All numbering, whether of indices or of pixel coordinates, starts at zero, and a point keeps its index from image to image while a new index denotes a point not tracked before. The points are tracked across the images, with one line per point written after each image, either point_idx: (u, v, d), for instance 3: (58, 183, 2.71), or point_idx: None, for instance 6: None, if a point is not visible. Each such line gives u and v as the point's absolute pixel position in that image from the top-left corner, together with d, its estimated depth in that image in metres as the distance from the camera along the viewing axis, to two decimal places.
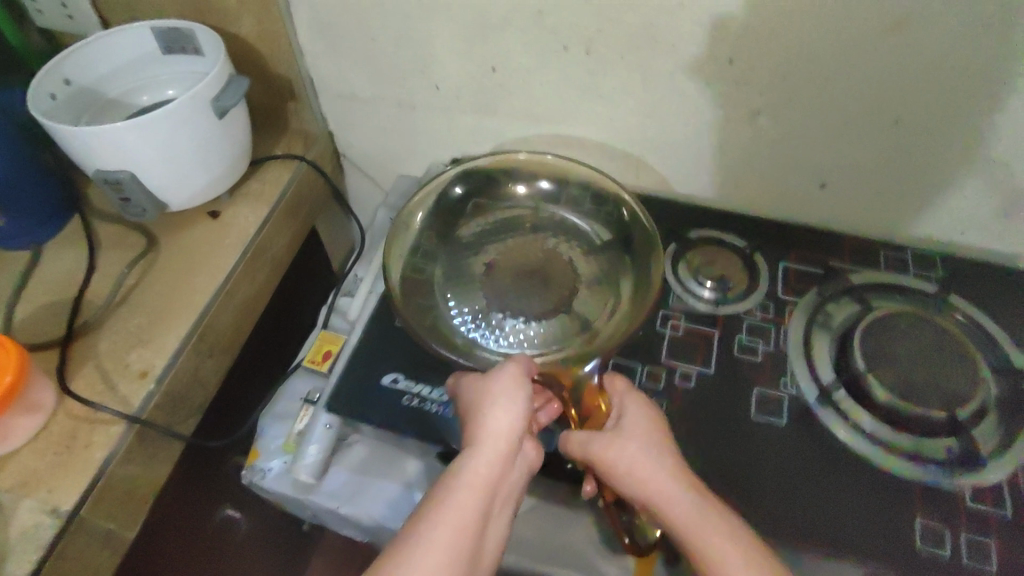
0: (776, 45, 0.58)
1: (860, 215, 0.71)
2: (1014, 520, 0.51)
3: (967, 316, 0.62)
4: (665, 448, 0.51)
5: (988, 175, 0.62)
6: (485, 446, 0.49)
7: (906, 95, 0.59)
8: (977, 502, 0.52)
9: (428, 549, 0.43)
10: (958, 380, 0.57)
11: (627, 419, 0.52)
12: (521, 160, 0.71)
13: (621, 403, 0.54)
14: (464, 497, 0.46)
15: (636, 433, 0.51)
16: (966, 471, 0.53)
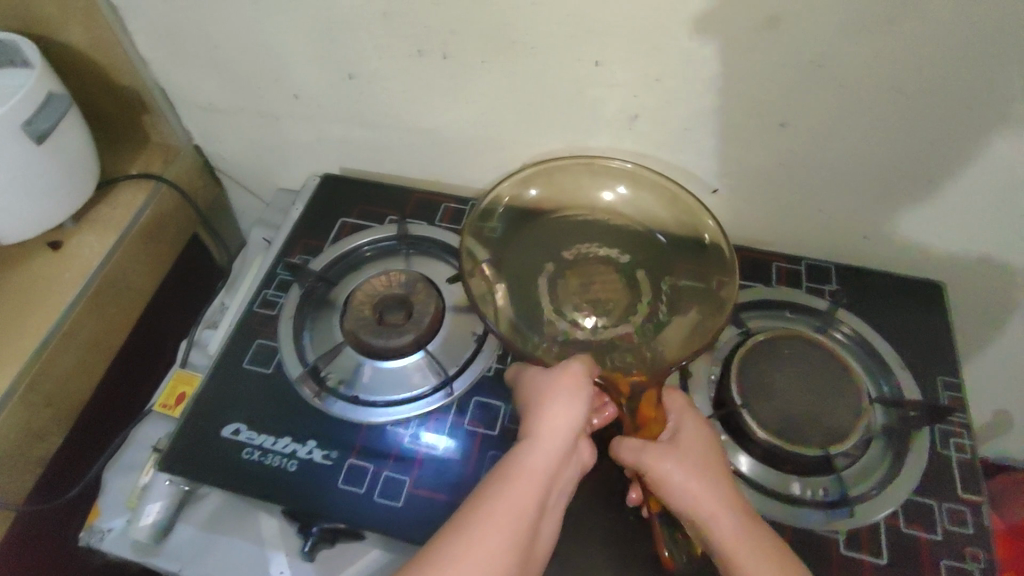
0: (644, 47, 0.54)
1: (762, 225, 0.68)
2: (890, 567, 0.48)
3: (851, 332, 0.60)
4: (717, 466, 0.49)
5: (973, 156, 0.55)
6: (544, 441, 0.48)
7: (790, 100, 0.55)
8: (851, 549, 0.49)
9: (480, 537, 0.44)
10: (842, 414, 0.53)
11: (682, 433, 0.50)
12: (613, 166, 0.63)
13: (680, 418, 0.51)
14: (517, 489, 0.46)
15: (689, 448, 0.49)
16: (839, 515, 0.50)
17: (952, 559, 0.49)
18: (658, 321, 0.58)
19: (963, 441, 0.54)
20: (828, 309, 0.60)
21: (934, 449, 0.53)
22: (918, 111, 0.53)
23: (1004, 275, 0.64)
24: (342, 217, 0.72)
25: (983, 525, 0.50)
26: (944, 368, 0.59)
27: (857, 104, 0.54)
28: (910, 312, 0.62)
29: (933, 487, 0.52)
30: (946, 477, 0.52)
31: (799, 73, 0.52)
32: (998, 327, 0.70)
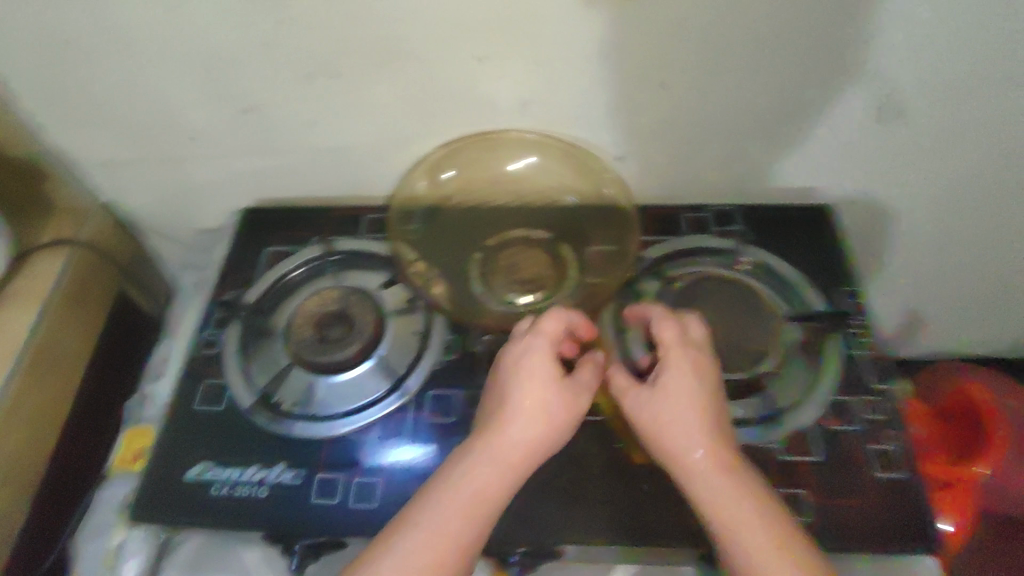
0: (521, 34, 0.57)
1: (665, 181, 0.72)
2: (824, 463, 0.52)
3: (758, 262, 0.64)
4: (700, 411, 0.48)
5: (829, 86, 0.60)
6: (517, 423, 0.49)
7: (664, 61, 0.59)
8: (788, 453, 0.53)
9: (434, 525, 0.45)
10: (758, 338, 0.59)
11: (667, 370, 0.50)
12: (503, 137, 0.65)
13: (668, 353, 0.51)
14: (482, 477, 0.47)
15: (675, 394, 0.49)
16: (774, 427, 0.54)
17: (875, 444, 0.53)
18: (587, 283, 0.62)
19: (870, 342, 0.59)
20: (736, 248, 0.65)
21: (846, 353, 0.59)
22: (776, 53, 0.58)
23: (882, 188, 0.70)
24: (266, 247, 0.73)
25: (895, 411, 0.55)
26: (845, 282, 0.64)
27: (724, 55, 0.58)
28: (808, 236, 0.68)
29: (852, 385, 0.57)
30: (858, 374, 0.57)
31: (665, 35, 0.57)
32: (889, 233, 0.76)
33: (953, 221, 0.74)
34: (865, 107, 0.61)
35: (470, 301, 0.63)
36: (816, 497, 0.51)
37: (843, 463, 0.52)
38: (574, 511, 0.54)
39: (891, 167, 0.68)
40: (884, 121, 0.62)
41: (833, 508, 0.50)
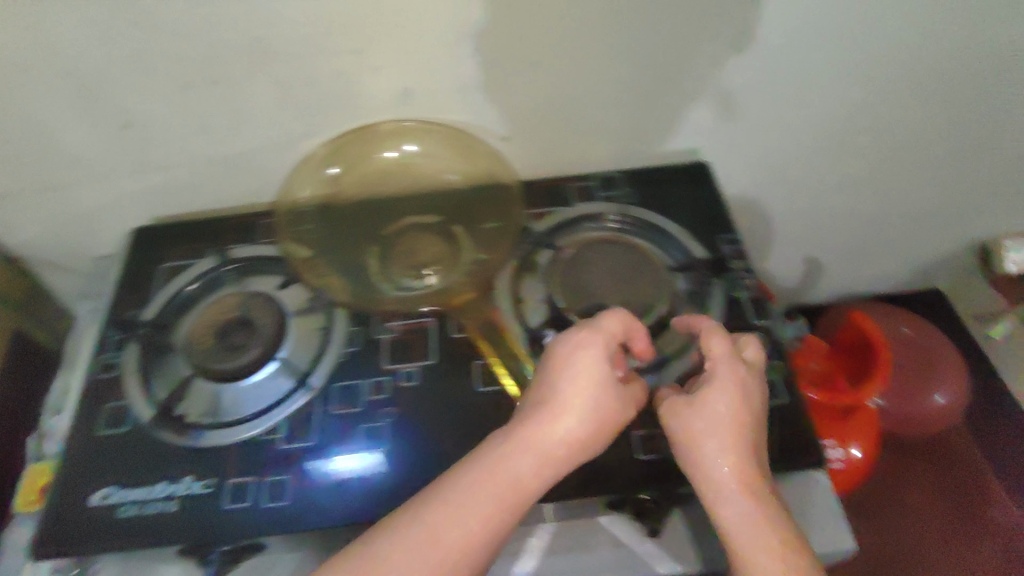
0: (391, 24, 0.58)
1: (552, 158, 0.75)
2: None
3: (638, 219, 0.66)
4: (742, 437, 0.47)
5: (691, 48, 0.64)
6: (565, 418, 0.47)
7: (533, 39, 0.61)
8: None
9: (470, 506, 0.43)
10: (647, 292, 0.61)
11: (713, 386, 0.49)
12: (382, 126, 0.67)
13: (717, 368, 0.50)
14: (522, 470, 0.45)
15: (720, 406, 0.48)
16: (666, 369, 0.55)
17: (757, 373, 0.56)
18: (483, 263, 0.64)
19: (748, 281, 0.62)
20: (618, 209, 0.67)
21: (728, 293, 0.61)
22: (636, 21, 0.60)
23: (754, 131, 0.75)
24: (162, 263, 0.72)
25: (775, 343, 0.58)
26: (722, 228, 0.66)
27: (588, 28, 0.61)
28: (688, 189, 0.70)
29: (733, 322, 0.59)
30: (740, 312, 0.60)
31: (529, 14, 0.59)
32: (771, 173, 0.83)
33: (822, 153, 0.81)
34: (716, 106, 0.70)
35: (368, 292, 0.64)
36: None
37: None
38: None
39: (756, 115, 0.73)
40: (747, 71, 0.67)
41: None
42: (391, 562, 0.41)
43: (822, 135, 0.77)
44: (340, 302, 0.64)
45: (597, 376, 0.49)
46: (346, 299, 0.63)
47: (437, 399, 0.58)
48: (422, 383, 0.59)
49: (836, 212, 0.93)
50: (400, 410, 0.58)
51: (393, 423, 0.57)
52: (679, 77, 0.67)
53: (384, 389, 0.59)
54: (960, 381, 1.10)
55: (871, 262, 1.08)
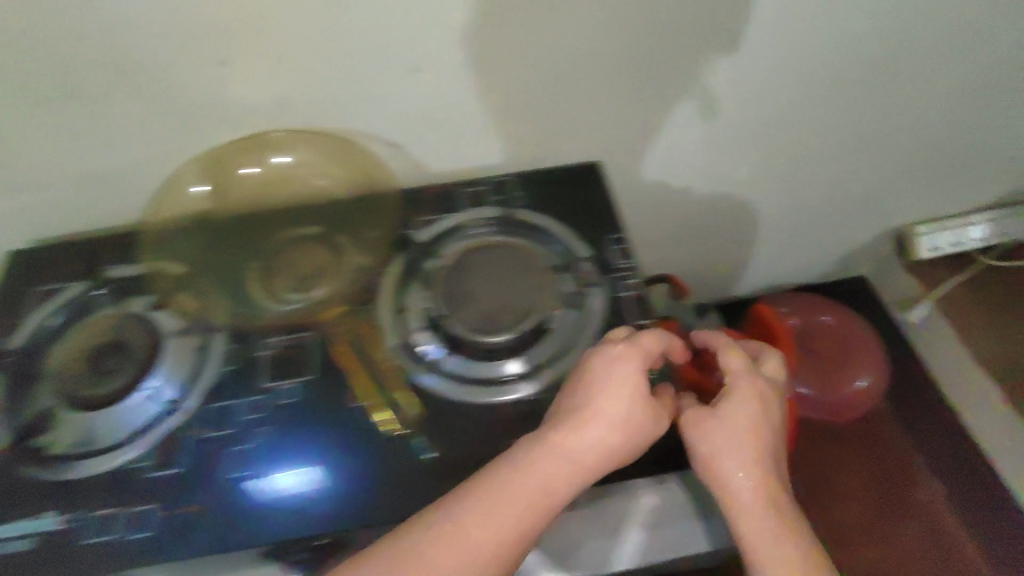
0: (255, 31, 0.57)
1: (443, 158, 0.75)
2: None
3: (523, 219, 0.66)
4: (760, 450, 0.52)
5: (562, 40, 0.64)
6: (597, 427, 0.49)
7: (405, 40, 0.60)
8: None
9: (502, 509, 0.46)
10: (526, 295, 0.60)
11: (737, 397, 0.53)
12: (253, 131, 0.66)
13: (738, 382, 0.54)
14: (555, 477, 0.47)
15: (739, 418, 0.52)
16: (540, 375, 0.56)
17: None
18: (374, 277, 0.63)
19: (631, 275, 0.62)
20: (503, 211, 0.67)
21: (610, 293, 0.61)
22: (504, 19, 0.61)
23: (649, 116, 0.77)
24: (33, 287, 0.68)
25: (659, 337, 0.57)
26: (609, 228, 0.66)
27: (460, 29, 0.60)
28: (577, 187, 0.70)
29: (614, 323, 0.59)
30: (623, 308, 0.59)
31: (396, 16, 0.58)
32: (668, 157, 0.85)
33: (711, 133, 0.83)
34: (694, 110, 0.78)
35: (241, 308, 0.62)
36: None
37: None
38: (367, 498, 0.50)
39: (639, 102, 0.75)
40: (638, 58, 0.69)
41: None
42: (427, 556, 0.44)
43: (717, 120, 0.81)
44: (219, 325, 0.61)
45: (620, 383, 0.51)
46: (222, 320, 0.62)
47: (311, 416, 0.56)
48: (299, 401, 0.56)
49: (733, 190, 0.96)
50: (276, 429, 0.55)
51: (267, 444, 0.54)
52: (556, 72, 0.68)
53: (262, 408, 0.56)
54: (878, 367, 1.14)
55: (781, 241, 1.12)
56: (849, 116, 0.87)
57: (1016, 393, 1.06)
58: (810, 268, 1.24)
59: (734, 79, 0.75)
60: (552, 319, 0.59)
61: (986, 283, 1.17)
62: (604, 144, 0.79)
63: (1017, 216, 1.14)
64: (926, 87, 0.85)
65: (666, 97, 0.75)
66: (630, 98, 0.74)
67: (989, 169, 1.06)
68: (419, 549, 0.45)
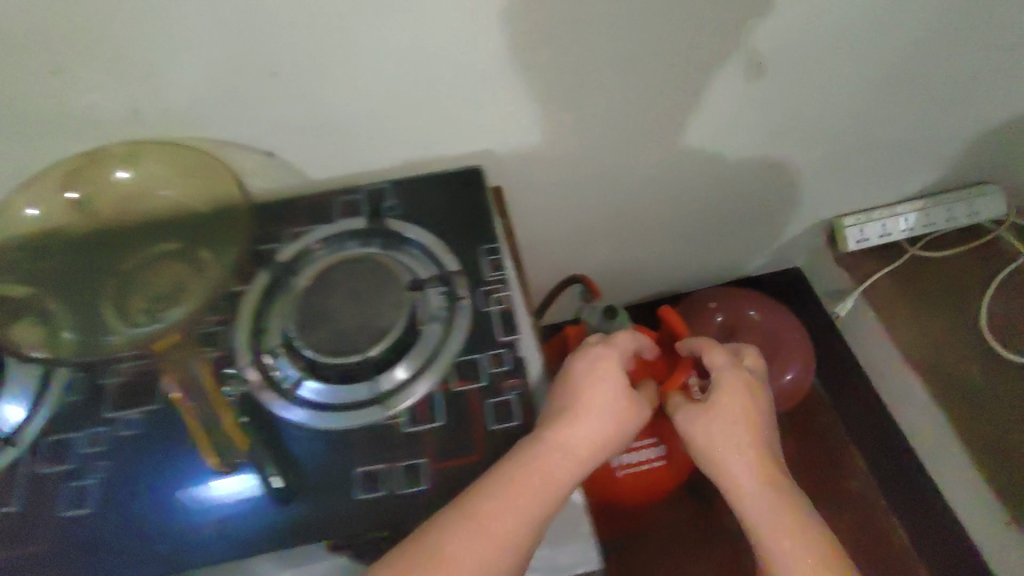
0: (90, 38, 0.53)
1: (325, 167, 0.71)
2: (445, 425, 0.53)
3: (394, 230, 0.63)
4: (753, 434, 0.63)
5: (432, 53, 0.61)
6: (588, 420, 0.53)
7: (259, 47, 0.57)
8: (413, 424, 0.53)
9: (518, 496, 0.48)
10: (384, 310, 0.57)
11: (725, 396, 0.64)
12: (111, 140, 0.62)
13: (727, 378, 0.66)
14: (563, 467, 0.50)
15: (732, 412, 0.64)
16: (398, 398, 0.54)
17: (497, 396, 0.54)
18: (234, 295, 0.60)
19: (501, 292, 0.60)
20: (372, 221, 0.63)
21: (476, 309, 0.59)
22: (362, 28, 0.58)
23: (568, 113, 0.73)
24: None
25: (517, 358, 0.56)
26: (483, 238, 0.63)
27: (317, 35, 0.57)
28: (457, 194, 0.67)
29: (476, 341, 0.57)
30: (486, 327, 0.58)
31: (244, 23, 0.55)
32: (593, 158, 0.82)
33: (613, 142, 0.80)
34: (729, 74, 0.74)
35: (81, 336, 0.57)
36: (433, 460, 0.51)
37: (462, 420, 0.53)
38: (195, 534, 0.49)
39: (530, 111, 0.71)
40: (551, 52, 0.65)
41: (449, 468, 0.51)
42: (450, 549, 0.45)
43: (642, 118, 0.77)
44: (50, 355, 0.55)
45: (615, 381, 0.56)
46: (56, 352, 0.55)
47: (153, 447, 0.54)
48: (141, 431, 0.55)
49: (650, 197, 0.93)
50: (113, 464, 0.53)
51: (101, 481, 0.52)
52: (432, 84, 0.65)
53: (99, 442, 0.54)
54: (807, 361, 1.12)
55: (709, 237, 1.11)
56: (775, 116, 0.83)
57: (939, 389, 1.04)
58: (744, 261, 1.23)
59: (643, 79, 0.71)
60: (412, 336, 0.57)
61: (912, 272, 1.15)
62: (510, 145, 0.76)
63: (945, 203, 1.12)
64: (857, 81, 0.81)
65: (581, 96, 0.71)
66: (541, 95, 0.70)
67: (913, 165, 1.05)
68: (442, 545, 0.45)
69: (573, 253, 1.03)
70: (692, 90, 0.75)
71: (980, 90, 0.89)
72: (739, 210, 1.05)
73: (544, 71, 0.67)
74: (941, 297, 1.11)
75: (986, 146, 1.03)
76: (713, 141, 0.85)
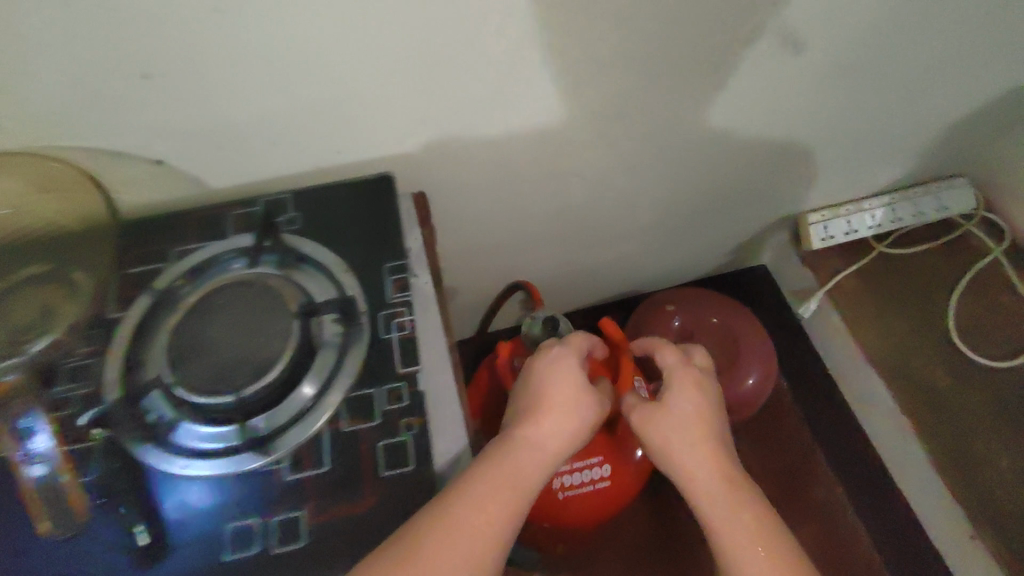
0: None
1: (222, 173, 0.65)
2: (332, 471, 0.48)
3: (291, 249, 0.57)
4: (708, 428, 0.59)
5: (327, 49, 0.55)
6: (553, 417, 0.53)
7: (122, 48, 0.50)
8: (296, 471, 0.48)
9: (493, 496, 0.46)
10: (270, 343, 0.50)
11: (674, 390, 0.61)
12: None
13: (676, 374, 0.63)
14: (526, 466, 0.50)
15: (682, 405, 0.60)
16: (282, 439, 0.49)
17: (389, 436, 0.49)
18: (108, 322, 0.54)
19: (404, 317, 0.54)
20: (264, 233, 0.55)
21: (375, 337, 0.53)
22: (243, 23, 0.51)
23: (514, 109, 0.68)
24: None
25: (416, 393, 0.51)
26: (390, 255, 0.58)
27: (190, 33, 0.51)
28: (365, 203, 0.61)
29: (372, 374, 0.52)
30: (384, 357, 0.52)
31: (101, 21, 0.48)
32: (537, 154, 0.77)
33: (549, 139, 0.74)
34: (767, 47, 0.69)
35: None
36: (313, 512, 0.46)
37: (350, 465, 0.48)
38: None
39: (449, 108, 0.65)
40: (505, 44, 0.59)
41: (332, 522, 0.46)
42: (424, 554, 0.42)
43: (592, 113, 0.72)
44: None
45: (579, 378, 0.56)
46: None
47: (1, 502, 0.49)
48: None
49: (595, 196, 0.88)
50: None
51: None
52: (333, 82, 0.59)
53: None
54: (768, 362, 1.06)
55: (666, 236, 1.05)
56: (726, 109, 0.78)
57: (901, 392, 1.00)
58: (705, 259, 1.18)
59: (575, 72, 0.65)
60: (301, 370, 0.51)
61: (880, 271, 1.10)
62: (437, 145, 0.70)
63: (912, 197, 1.07)
64: (813, 72, 0.75)
65: (520, 91, 0.66)
66: (474, 92, 0.64)
67: (879, 158, 0.99)
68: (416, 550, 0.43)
69: (520, 256, 0.97)
70: (632, 84, 0.69)
71: (953, 81, 0.84)
72: (697, 209, 0.99)
73: (461, 67, 0.61)
74: (909, 296, 1.06)
75: (957, 138, 0.98)
76: (660, 136, 0.79)
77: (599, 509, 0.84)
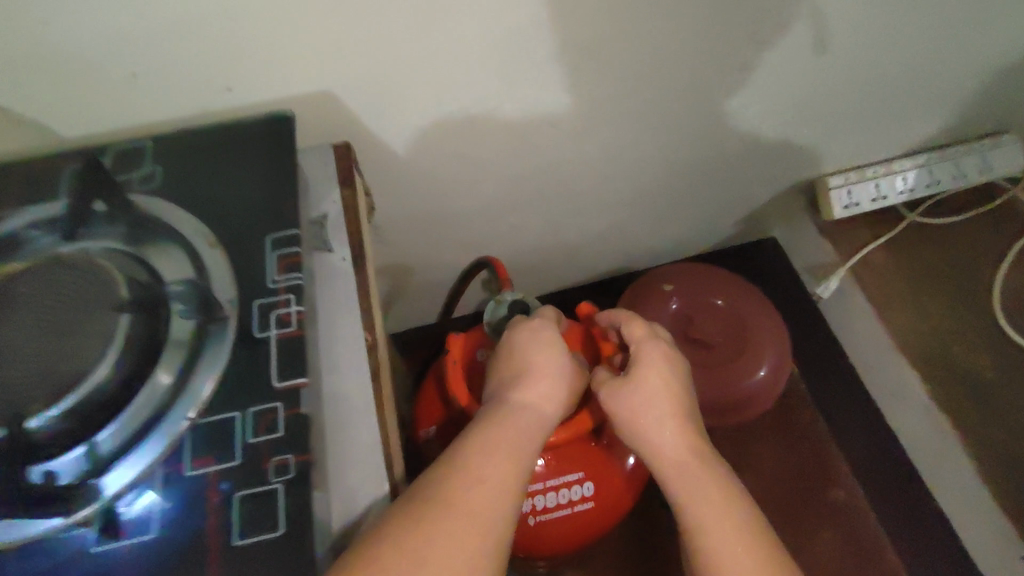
0: None
1: (71, 118, 0.49)
2: (159, 542, 0.33)
3: (136, 213, 0.41)
4: (678, 404, 0.51)
5: None
6: (534, 392, 0.48)
7: None
8: (107, 541, 0.33)
9: (469, 476, 0.41)
10: (81, 350, 0.35)
11: (643, 361, 0.52)
12: None
13: (643, 347, 0.53)
14: (509, 446, 0.44)
15: (650, 379, 0.51)
16: (92, 494, 0.34)
17: (250, 487, 0.34)
18: None
19: (289, 310, 0.39)
20: (85, 194, 0.40)
21: (247, 337, 0.38)
22: None
23: (477, 51, 0.54)
24: None
25: (298, 421, 0.35)
26: (276, 223, 0.42)
27: None
28: (248, 152, 0.46)
29: (239, 391, 0.37)
30: (257, 368, 0.37)
31: None
32: (508, 111, 0.62)
33: (513, 84, 0.59)
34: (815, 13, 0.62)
35: None
36: None
37: (188, 533, 0.33)
38: None
39: (372, 38, 0.50)
40: None
41: None
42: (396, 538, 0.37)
43: (573, 56, 0.57)
44: None
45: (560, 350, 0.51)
46: None
47: None
48: None
49: (573, 158, 0.73)
50: None
51: None
52: None
53: None
54: (781, 349, 0.90)
55: (661, 207, 0.90)
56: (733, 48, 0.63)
57: (940, 389, 0.85)
58: (706, 233, 1.02)
59: None
60: (135, 381, 0.35)
61: (912, 242, 0.95)
62: (364, 89, 0.54)
63: (951, 157, 0.91)
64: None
65: (471, 20, 0.51)
66: (411, 20, 0.49)
67: (913, 112, 0.84)
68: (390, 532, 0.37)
69: (484, 229, 0.81)
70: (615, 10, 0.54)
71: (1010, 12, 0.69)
72: (697, 173, 0.84)
73: None
74: (947, 272, 0.92)
75: (1010, 88, 0.83)
76: (651, 83, 0.64)
77: (578, 537, 0.68)
